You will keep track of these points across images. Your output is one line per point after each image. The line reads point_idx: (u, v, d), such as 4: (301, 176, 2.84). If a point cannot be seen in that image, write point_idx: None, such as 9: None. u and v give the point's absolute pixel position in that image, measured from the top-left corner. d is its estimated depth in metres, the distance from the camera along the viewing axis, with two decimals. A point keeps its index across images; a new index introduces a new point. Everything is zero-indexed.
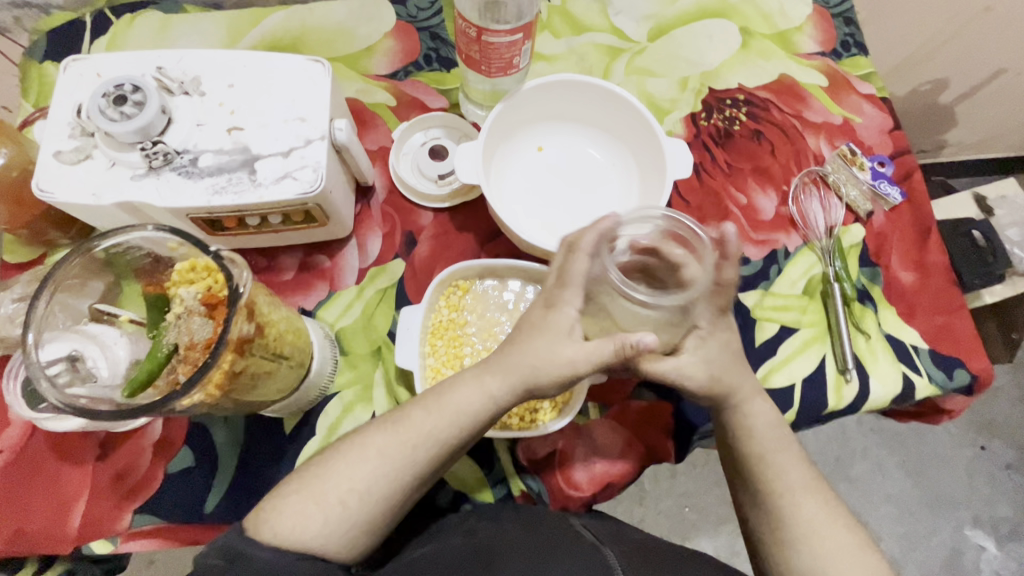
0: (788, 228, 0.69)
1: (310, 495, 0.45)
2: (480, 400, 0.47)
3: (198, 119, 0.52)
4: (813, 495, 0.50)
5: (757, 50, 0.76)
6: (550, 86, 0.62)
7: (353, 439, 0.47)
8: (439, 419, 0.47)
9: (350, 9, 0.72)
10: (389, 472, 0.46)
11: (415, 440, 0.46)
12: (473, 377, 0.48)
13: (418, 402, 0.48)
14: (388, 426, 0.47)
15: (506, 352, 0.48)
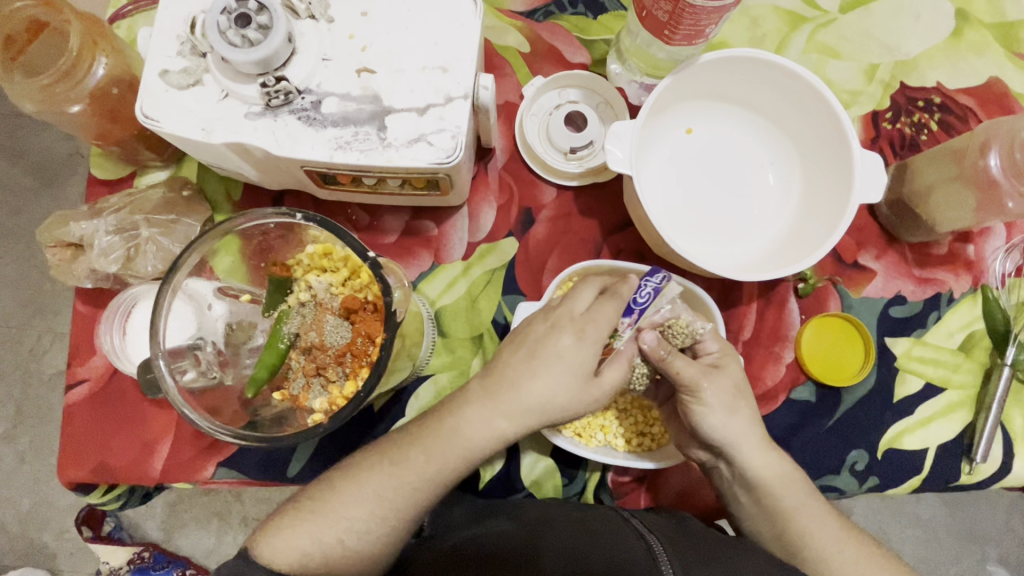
0: (959, 268, 0.59)
1: (313, 527, 0.42)
2: (485, 441, 0.42)
3: (324, 53, 0.44)
4: (814, 509, 0.47)
5: (971, 41, 0.62)
6: (727, 61, 0.51)
7: (351, 476, 0.43)
8: (441, 461, 0.42)
9: None
10: (388, 506, 0.42)
11: (418, 483, 0.42)
12: (478, 411, 0.43)
13: (413, 437, 0.43)
14: (386, 461, 0.43)
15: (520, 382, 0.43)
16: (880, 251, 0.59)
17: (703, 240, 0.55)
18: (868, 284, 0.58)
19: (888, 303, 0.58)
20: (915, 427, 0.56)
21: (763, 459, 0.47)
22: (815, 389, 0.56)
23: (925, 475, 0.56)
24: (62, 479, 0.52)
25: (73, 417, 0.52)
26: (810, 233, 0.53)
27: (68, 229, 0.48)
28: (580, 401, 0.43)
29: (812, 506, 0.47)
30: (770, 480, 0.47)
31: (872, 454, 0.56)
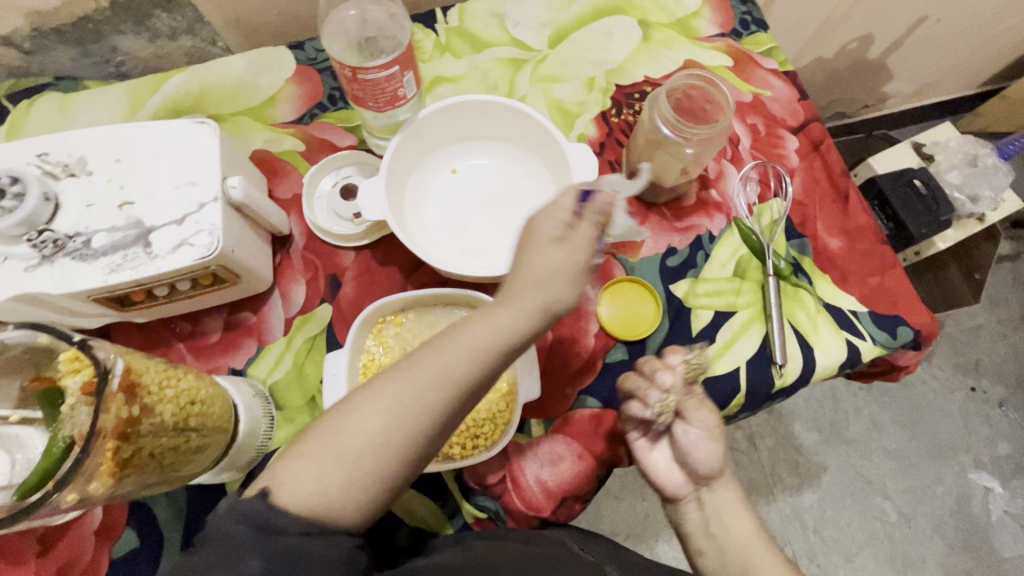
0: (711, 211, 0.68)
1: (358, 438, 0.39)
2: (490, 342, 0.41)
3: (87, 200, 0.52)
4: (774, 558, 0.48)
5: (660, 39, 0.76)
6: (447, 110, 0.62)
7: (364, 395, 0.41)
8: (452, 360, 0.40)
9: (249, 62, 0.73)
10: (406, 411, 0.39)
11: (426, 393, 0.40)
12: (479, 324, 0.42)
13: (430, 348, 0.41)
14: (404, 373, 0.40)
15: (518, 273, 0.43)
16: (643, 217, 0.68)
17: (487, 254, 0.64)
18: (642, 247, 0.67)
19: (664, 257, 0.67)
20: (721, 351, 0.63)
21: (743, 514, 0.50)
22: (625, 347, 0.63)
23: (745, 390, 0.62)
24: None
25: None
26: None
27: None
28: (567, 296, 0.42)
29: (770, 547, 0.49)
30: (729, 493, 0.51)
31: None
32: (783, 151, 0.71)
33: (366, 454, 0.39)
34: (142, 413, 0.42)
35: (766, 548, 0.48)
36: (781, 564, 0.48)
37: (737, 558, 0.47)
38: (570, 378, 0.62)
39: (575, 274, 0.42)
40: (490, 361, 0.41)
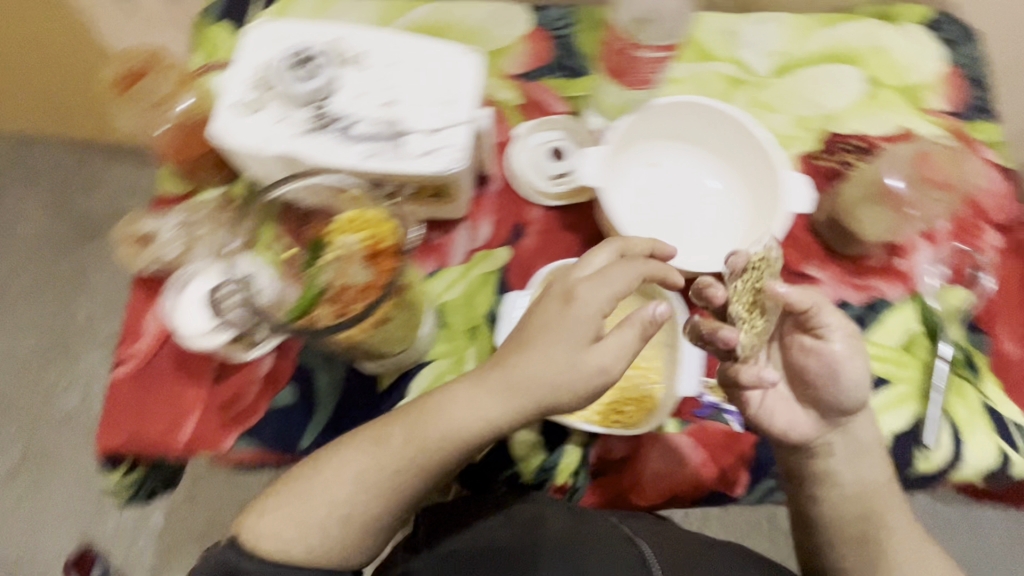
0: (893, 279, 0.68)
1: (369, 459, 0.52)
2: (491, 415, 0.50)
3: (359, 90, 0.57)
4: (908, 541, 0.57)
5: (884, 100, 0.76)
6: (677, 107, 0.65)
7: (436, 396, 0.53)
8: (511, 385, 0.50)
9: (492, 11, 0.78)
10: (473, 427, 0.50)
11: (500, 405, 0.50)
12: (531, 356, 0.50)
13: (518, 352, 0.50)
14: (517, 392, 0.50)
15: (519, 359, 0.50)
16: (823, 263, 0.68)
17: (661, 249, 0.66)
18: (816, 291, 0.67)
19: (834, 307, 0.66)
20: None
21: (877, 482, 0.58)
22: None
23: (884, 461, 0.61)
24: (98, 446, 0.59)
25: (116, 392, 0.60)
26: (751, 241, 0.63)
27: (143, 226, 0.60)
28: (598, 363, 0.49)
29: (905, 535, 0.57)
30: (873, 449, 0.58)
31: None
32: (981, 245, 0.69)
33: (452, 439, 0.51)
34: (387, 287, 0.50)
35: (910, 540, 0.57)
36: (909, 545, 0.57)
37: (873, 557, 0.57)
38: (709, 389, 0.62)
39: (582, 331, 0.49)
40: (517, 400, 0.49)
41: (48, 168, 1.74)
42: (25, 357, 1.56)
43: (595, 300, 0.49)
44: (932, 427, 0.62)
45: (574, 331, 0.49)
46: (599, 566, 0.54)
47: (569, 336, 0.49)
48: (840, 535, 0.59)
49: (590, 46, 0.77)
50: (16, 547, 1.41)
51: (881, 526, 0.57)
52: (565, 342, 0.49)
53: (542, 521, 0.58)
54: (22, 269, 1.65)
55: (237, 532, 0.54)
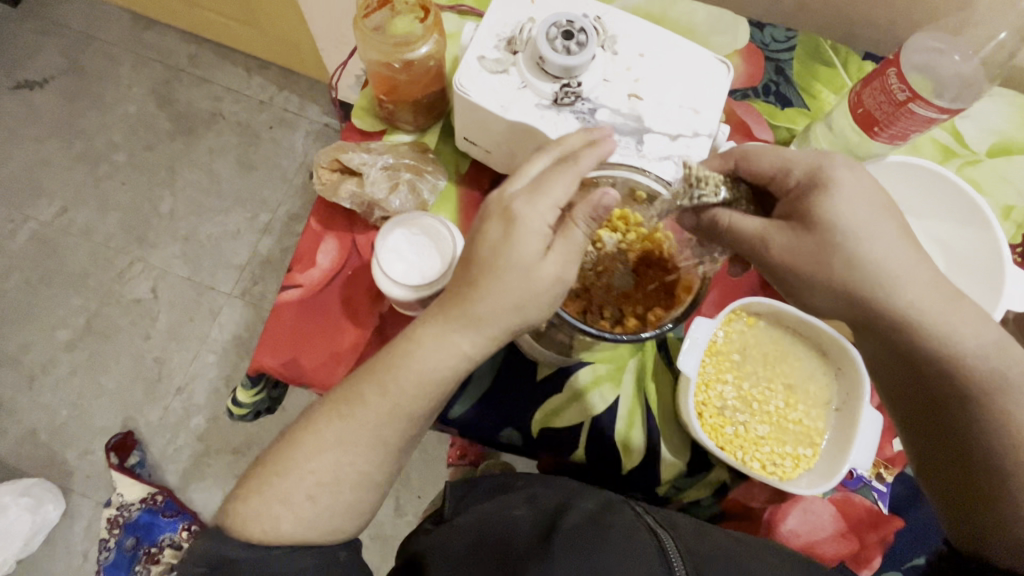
0: None
1: (334, 446, 0.47)
2: (430, 371, 0.45)
3: (607, 75, 0.54)
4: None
5: None
6: (910, 170, 0.62)
7: (430, 324, 0.45)
8: (403, 381, 0.46)
9: (711, 15, 0.74)
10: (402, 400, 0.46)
11: (424, 381, 0.46)
12: (481, 304, 0.42)
13: (476, 295, 0.43)
14: (524, 245, 0.41)
15: (472, 303, 0.43)
16: None
17: None
18: None
19: None
20: None
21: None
22: None
23: None
24: (253, 363, 0.58)
25: (280, 314, 0.59)
26: None
27: (344, 156, 0.59)
28: (529, 303, 0.43)
29: None
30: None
31: None
32: None
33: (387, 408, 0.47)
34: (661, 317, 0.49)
35: None
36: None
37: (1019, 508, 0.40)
38: None
39: (535, 240, 0.42)
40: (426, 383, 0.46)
41: (160, 53, 1.73)
42: (105, 233, 1.58)
43: (588, 212, 0.42)
44: None
45: (537, 257, 0.42)
46: (619, 553, 0.48)
47: (523, 237, 0.41)
48: (970, 500, 0.42)
49: (805, 76, 0.73)
50: (62, 414, 1.45)
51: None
52: (507, 296, 0.42)
53: (565, 511, 0.54)
54: (117, 147, 1.65)
55: (224, 520, 0.48)
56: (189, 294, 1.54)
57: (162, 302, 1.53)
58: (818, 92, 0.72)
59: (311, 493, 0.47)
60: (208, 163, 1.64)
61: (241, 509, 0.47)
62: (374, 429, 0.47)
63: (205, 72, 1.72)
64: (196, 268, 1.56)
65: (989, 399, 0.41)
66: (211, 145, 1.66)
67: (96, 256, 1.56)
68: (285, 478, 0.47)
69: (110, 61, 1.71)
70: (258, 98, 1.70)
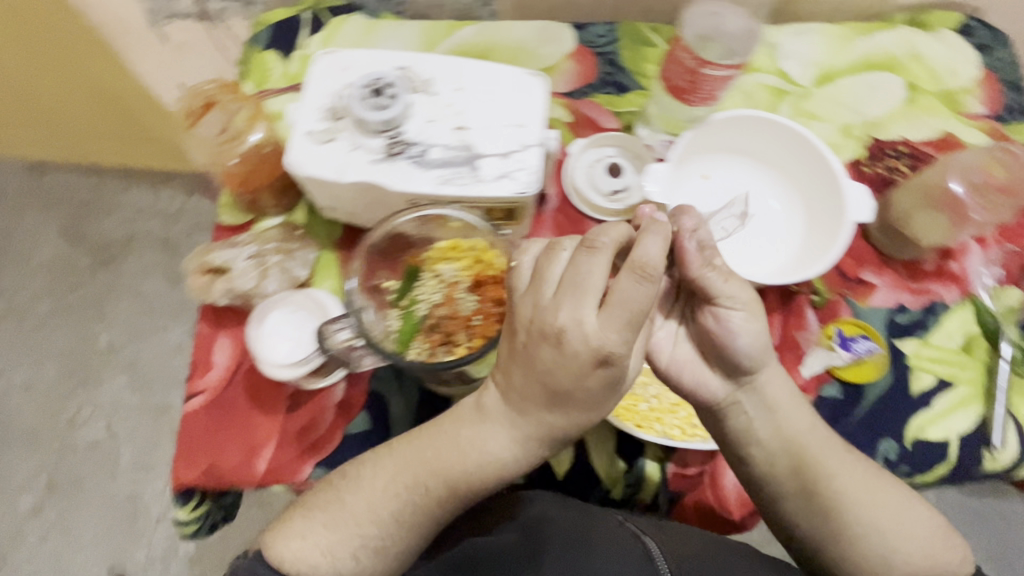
0: (948, 281, 0.69)
1: (330, 525, 0.51)
2: (498, 462, 0.47)
3: (431, 115, 0.57)
4: (886, 515, 0.50)
5: (924, 105, 0.77)
6: (736, 121, 0.65)
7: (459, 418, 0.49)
8: (422, 477, 0.50)
9: (536, 30, 0.79)
10: (405, 511, 0.50)
11: (435, 488, 0.49)
12: (492, 417, 0.47)
13: (513, 371, 0.45)
14: (658, 364, 0.41)
15: (553, 397, 0.43)
16: (878, 269, 0.69)
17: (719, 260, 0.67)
18: (873, 296, 0.68)
19: (893, 312, 0.68)
20: (936, 418, 0.63)
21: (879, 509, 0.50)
22: (842, 386, 0.64)
23: (951, 462, 0.62)
24: (175, 481, 0.58)
25: (190, 425, 0.60)
26: (815, 244, 0.65)
27: (211, 257, 0.60)
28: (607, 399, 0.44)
29: (895, 513, 0.51)
30: (845, 497, 0.51)
31: (902, 444, 0.62)
32: None
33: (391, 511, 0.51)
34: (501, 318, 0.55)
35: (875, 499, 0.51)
36: (867, 487, 0.51)
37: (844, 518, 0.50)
38: None
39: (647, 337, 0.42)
40: (456, 488, 0.49)
41: (60, 194, 1.72)
42: (47, 385, 1.54)
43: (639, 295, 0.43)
44: (998, 428, 0.63)
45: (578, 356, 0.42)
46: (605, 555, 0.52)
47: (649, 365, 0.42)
48: (826, 541, 0.51)
49: (634, 60, 0.78)
50: None
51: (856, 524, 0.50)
52: (600, 391, 0.43)
53: (546, 520, 0.56)
54: (40, 297, 1.63)
55: (266, 547, 0.52)
56: (147, 421, 1.51)
57: (121, 436, 1.50)
58: (649, 72, 0.77)
59: (356, 553, 0.51)
60: (136, 287, 1.63)
61: (284, 546, 0.51)
62: (384, 526, 0.51)
63: (111, 199, 1.71)
64: (148, 393, 1.53)
65: (827, 489, 0.51)
66: (134, 268, 1.65)
67: (43, 411, 1.52)
68: (334, 530, 0.51)
69: (12, 215, 1.70)
70: (169, 210, 1.70)
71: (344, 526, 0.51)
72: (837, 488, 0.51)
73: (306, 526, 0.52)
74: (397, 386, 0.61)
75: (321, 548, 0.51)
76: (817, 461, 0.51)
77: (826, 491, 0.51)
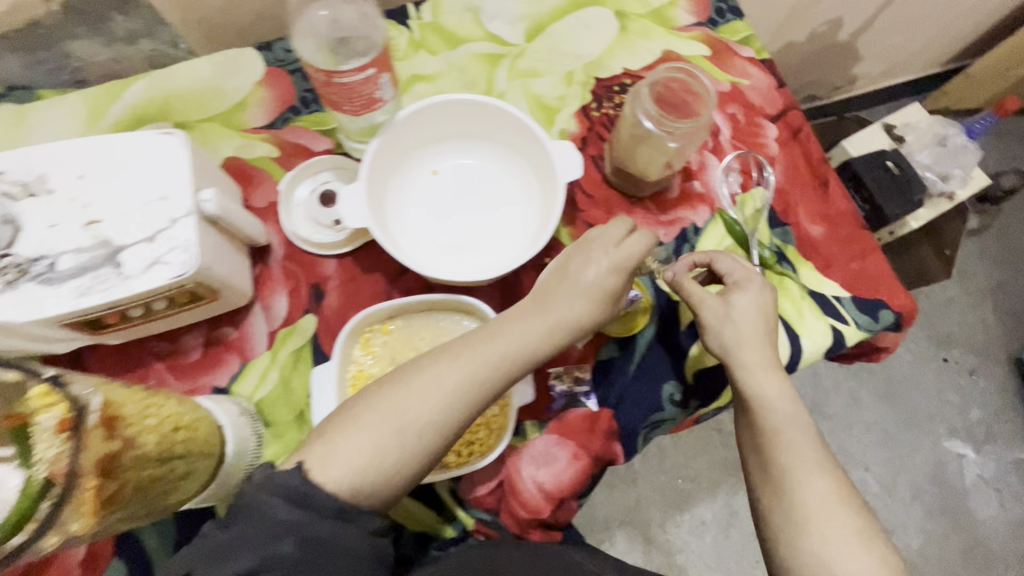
0: (695, 203, 0.68)
1: (385, 429, 0.46)
2: (433, 417, 0.47)
3: (51, 220, 0.49)
4: (831, 508, 0.49)
5: (636, 31, 0.75)
6: (425, 111, 0.60)
7: (435, 354, 0.51)
8: (400, 402, 0.47)
9: (215, 65, 0.70)
10: (457, 406, 0.48)
11: (406, 444, 0.47)
12: (427, 396, 0.48)
13: (394, 390, 0.48)
14: (457, 357, 0.50)
15: (404, 400, 0.47)
16: (628, 212, 0.68)
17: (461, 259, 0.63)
18: None
19: None
20: None
21: (821, 486, 0.50)
22: (616, 344, 0.62)
23: (735, 382, 0.62)
24: None
25: None
26: (546, 212, 0.62)
27: None
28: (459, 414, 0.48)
29: (834, 500, 0.49)
30: (773, 406, 0.53)
31: (684, 382, 0.62)
32: (764, 141, 0.71)
33: (377, 445, 0.46)
34: (124, 447, 0.39)
35: (813, 467, 0.50)
36: (821, 460, 0.51)
37: (806, 513, 0.49)
38: (557, 380, 0.61)
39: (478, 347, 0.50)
40: (419, 445, 0.47)
41: None
42: None
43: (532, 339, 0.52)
44: None
45: (449, 373, 0.49)
46: None
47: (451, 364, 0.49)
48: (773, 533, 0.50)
49: None
50: None
51: (812, 502, 0.49)
52: (444, 411, 0.48)
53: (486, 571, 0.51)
54: None
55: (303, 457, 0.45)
56: None
57: None
58: None
59: (403, 445, 0.46)
60: None
61: (325, 468, 0.44)
62: (396, 450, 0.46)
63: None
64: None
65: (789, 456, 0.51)
66: None
67: None
68: (346, 443, 0.45)
69: None
70: None
71: (401, 408, 0.47)
72: (777, 426, 0.52)
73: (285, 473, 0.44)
74: None
75: (249, 512, 0.42)
76: (774, 431, 0.52)
77: (776, 468, 0.51)
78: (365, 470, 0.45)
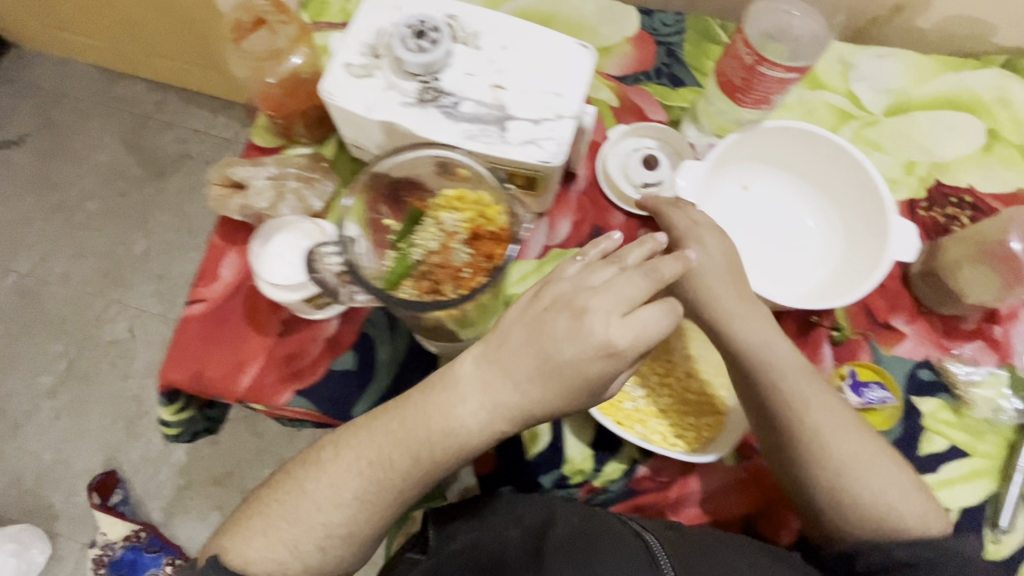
0: (988, 346, 0.64)
1: (275, 535, 0.50)
2: (475, 426, 0.45)
3: (470, 69, 0.56)
4: (886, 468, 0.50)
5: (1000, 156, 0.71)
6: (788, 131, 0.62)
7: (332, 453, 0.51)
8: (375, 477, 0.49)
9: (598, 8, 0.76)
10: (323, 534, 0.50)
11: (398, 460, 0.48)
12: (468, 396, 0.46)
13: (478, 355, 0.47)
14: (548, 367, 0.43)
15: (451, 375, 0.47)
16: (911, 317, 0.65)
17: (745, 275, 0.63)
18: (899, 345, 0.64)
19: (916, 365, 0.63)
20: (940, 485, 0.58)
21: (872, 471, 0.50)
22: None
23: None
24: (162, 379, 0.60)
25: (187, 329, 0.61)
26: (847, 277, 0.61)
27: (233, 170, 0.60)
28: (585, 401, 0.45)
29: (889, 471, 0.51)
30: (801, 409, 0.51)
31: None
32: None
33: (328, 533, 0.50)
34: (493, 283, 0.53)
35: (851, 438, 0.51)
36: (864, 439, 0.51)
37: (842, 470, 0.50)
38: None
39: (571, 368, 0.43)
40: (339, 520, 0.49)
41: (127, 102, 1.80)
42: (82, 278, 1.63)
43: (598, 363, 0.43)
44: (1008, 510, 0.58)
45: (544, 372, 0.44)
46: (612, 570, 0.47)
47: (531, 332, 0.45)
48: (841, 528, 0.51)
49: (696, 56, 0.75)
50: (46, 458, 1.48)
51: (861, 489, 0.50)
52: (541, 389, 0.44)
53: (551, 524, 0.52)
54: (92, 196, 1.71)
55: (222, 552, 0.50)
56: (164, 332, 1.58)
57: (138, 340, 1.57)
58: (710, 70, 0.74)
59: (321, 544, 0.50)
60: (177, 204, 1.70)
61: (243, 547, 0.50)
62: (348, 513, 0.50)
63: (172, 116, 1.78)
64: (170, 305, 1.60)
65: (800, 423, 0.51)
66: (180, 186, 1.71)
67: (74, 301, 1.61)
68: (296, 526, 0.50)
69: (80, 115, 1.78)
70: (224, 136, 1.76)
71: (493, 381, 0.45)
72: (800, 407, 0.51)
73: (296, 516, 0.50)
74: (389, 334, 0.62)
75: (285, 545, 0.50)
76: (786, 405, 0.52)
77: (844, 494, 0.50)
78: (346, 536, 0.50)
